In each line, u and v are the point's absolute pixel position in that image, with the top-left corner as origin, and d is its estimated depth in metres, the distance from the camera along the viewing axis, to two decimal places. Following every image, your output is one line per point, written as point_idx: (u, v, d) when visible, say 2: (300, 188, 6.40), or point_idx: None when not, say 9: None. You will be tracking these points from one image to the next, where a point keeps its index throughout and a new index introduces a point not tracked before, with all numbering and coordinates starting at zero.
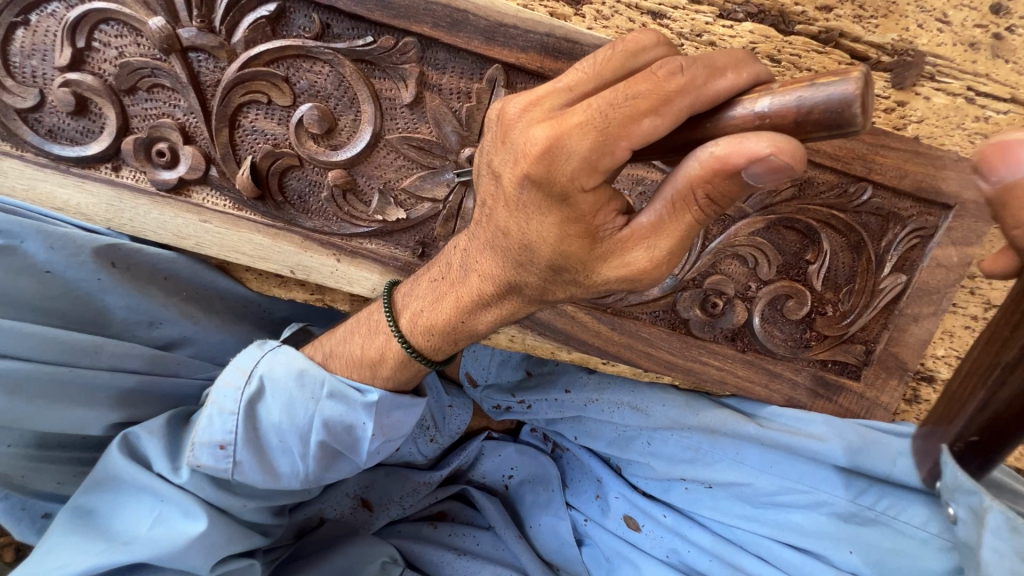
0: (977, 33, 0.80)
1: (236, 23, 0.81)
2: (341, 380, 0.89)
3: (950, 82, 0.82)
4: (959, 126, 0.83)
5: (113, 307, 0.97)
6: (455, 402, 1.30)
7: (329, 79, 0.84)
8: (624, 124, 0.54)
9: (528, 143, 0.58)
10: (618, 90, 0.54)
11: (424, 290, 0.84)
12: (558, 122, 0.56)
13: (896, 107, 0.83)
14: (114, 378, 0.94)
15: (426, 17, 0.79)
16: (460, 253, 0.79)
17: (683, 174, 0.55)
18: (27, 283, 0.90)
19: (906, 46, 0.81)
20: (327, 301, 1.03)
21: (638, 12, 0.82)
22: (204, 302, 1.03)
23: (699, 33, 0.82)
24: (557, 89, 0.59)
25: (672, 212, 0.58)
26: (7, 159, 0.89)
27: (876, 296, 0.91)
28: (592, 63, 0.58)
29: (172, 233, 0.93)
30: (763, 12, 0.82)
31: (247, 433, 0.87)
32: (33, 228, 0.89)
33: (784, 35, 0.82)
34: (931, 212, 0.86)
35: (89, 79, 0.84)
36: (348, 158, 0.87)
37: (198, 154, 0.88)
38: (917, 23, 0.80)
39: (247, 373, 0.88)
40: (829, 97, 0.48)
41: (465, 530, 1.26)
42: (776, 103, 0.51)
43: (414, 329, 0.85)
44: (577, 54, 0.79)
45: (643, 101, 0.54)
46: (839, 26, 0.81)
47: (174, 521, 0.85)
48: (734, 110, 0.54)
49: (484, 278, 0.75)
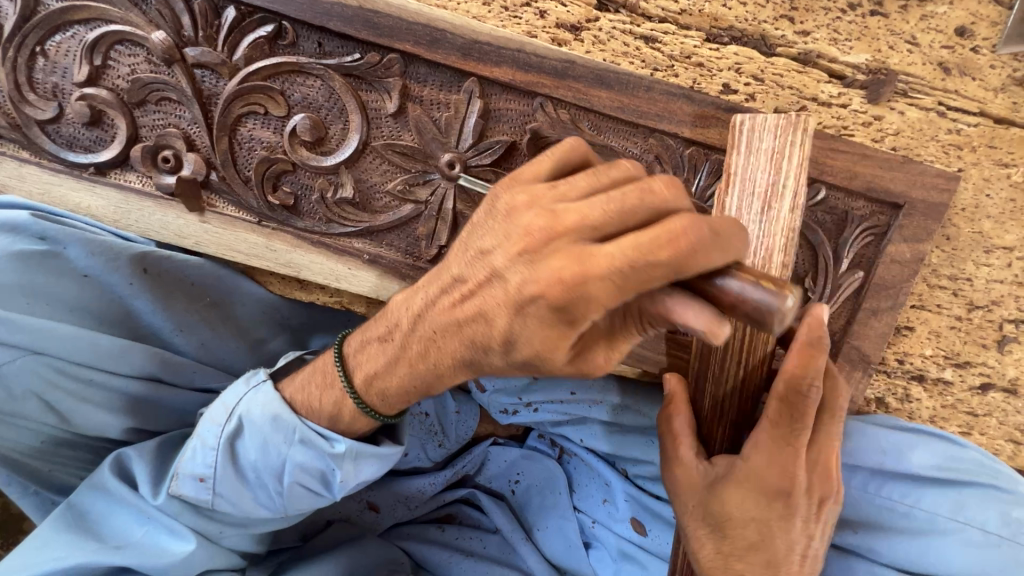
0: (944, 53, 0.91)
1: (237, 42, 0.87)
2: (313, 428, 0.87)
3: (924, 98, 0.92)
4: (934, 138, 0.93)
5: (140, 312, 1.01)
6: (462, 408, 1.33)
7: (321, 92, 0.89)
8: (637, 285, 0.56)
9: (541, 273, 0.59)
10: (641, 246, 0.55)
11: (374, 350, 0.82)
12: (585, 263, 0.57)
13: (874, 120, 0.93)
14: (124, 384, 0.96)
15: (408, 36, 0.85)
16: (410, 315, 0.76)
17: (637, 305, 0.62)
18: (64, 286, 0.95)
19: (880, 66, 0.91)
20: (345, 303, 1.06)
21: (633, 37, 0.91)
22: (225, 310, 1.07)
23: (688, 55, 0.91)
24: (585, 220, 0.58)
25: (622, 324, 0.66)
26: (28, 165, 0.94)
27: (837, 290, 0.96)
28: (620, 204, 0.58)
29: (174, 233, 0.97)
30: (746, 36, 0.91)
31: (225, 470, 0.88)
32: (78, 236, 0.97)
33: (767, 56, 0.92)
34: (883, 212, 0.93)
35: (104, 93, 0.89)
36: (335, 163, 0.92)
37: (200, 160, 0.92)
38: (889, 45, 0.91)
39: (229, 410, 0.89)
40: (758, 298, 0.52)
41: (472, 532, 1.27)
42: (735, 286, 0.55)
43: (368, 387, 0.84)
44: (546, 67, 0.86)
45: (655, 267, 0.55)
46: (816, 48, 0.91)
47: (160, 538, 0.88)
48: (714, 282, 0.56)
49: (443, 351, 0.73)
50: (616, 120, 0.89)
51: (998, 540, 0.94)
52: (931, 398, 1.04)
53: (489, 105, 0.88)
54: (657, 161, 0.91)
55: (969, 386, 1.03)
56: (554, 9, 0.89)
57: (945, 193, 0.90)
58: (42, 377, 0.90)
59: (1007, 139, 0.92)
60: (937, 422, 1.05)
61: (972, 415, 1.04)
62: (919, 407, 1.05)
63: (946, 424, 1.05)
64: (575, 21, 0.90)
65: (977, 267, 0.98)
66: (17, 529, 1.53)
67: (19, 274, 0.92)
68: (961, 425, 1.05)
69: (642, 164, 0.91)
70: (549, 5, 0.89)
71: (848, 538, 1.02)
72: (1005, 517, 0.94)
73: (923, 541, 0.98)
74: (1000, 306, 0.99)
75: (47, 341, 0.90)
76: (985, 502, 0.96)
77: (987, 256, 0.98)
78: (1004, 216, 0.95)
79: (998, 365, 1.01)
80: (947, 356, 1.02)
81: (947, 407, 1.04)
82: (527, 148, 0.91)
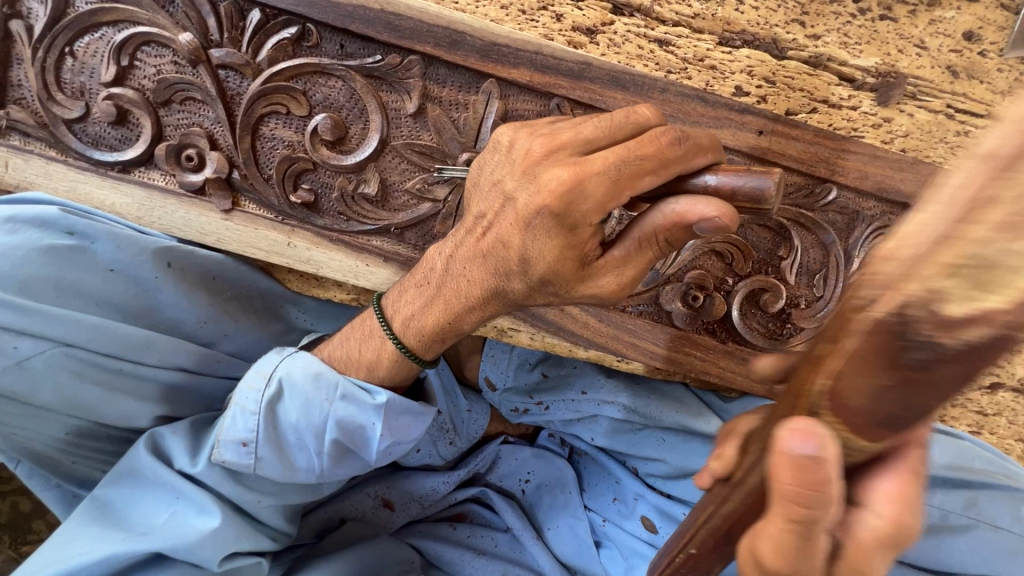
0: (951, 57, 0.93)
1: (261, 44, 0.89)
2: (354, 382, 0.91)
3: (932, 101, 0.94)
4: (942, 140, 0.95)
5: (164, 306, 1.01)
6: (473, 407, 1.34)
7: (342, 92, 0.91)
8: (630, 178, 0.66)
9: (544, 182, 0.69)
10: (629, 149, 0.66)
11: (412, 295, 0.89)
12: (579, 168, 0.67)
13: (884, 123, 0.95)
14: (162, 373, 0.99)
15: (428, 38, 0.87)
16: (443, 258, 0.85)
17: (649, 222, 0.68)
18: (90, 281, 0.95)
19: (889, 69, 0.93)
20: (362, 302, 1.07)
21: (647, 40, 0.92)
22: (245, 304, 1.09)
23: (701, 58, 0.93)
24: (578, 138, 0.70)
25: (639, 249, 0.71)
26: (54, 164, 0.96)
27: (848, 290, 0.97)
28: (608, 123, 0.70)
29: (196, 230, 0.98)
30: (757, 40, 0.93)
31: (268, 432, 0.88)
32: (105, 230, 0.96)
33: (778, 60, 0.94)
34: (892, 212, 0.94)
35: (130, 93, 0.91)
36: (355, 162, 0.93)
37: (223, 159, 0.94)
38: (898, 49, 0.93)
39: (268, 375, 0.90)
40: (752, 181, 0.63)
41: (483, 531, 1.27)
42: (719, 178, 0.66)
43: (406, 331, 0.89)
44: (562, 68, 0.88)
45: (646, 162, 0.66)
46: (826, 52, 0.93)
47: (189, 516, 0.89)
48: (701, 179, 0.67)
49: (472, 284, 0.81)
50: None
51: None
52: None
53: (507, 106, 0.90)
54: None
55: (979, 386, 1.04)
56: (570, 12, 0.91)
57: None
58: (69, 368, 0.91)
59: None
60: (947, 420, 1.06)
61: (982, 414, 1.05)
62: None
63: (957, 424, 1.06)
64: (590, 24, 0.91)
65: None
66: (27, 529, 1.54)
67: (46, 267, 0.91)
68: (971, 424, 1.05)
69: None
70: (566, 9, 0.91)
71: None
72: None
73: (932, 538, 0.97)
74: None
75: (77, 331, 0.91)
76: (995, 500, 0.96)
77: None
78: None
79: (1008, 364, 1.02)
80: None
81: (958, 406, 1.05)
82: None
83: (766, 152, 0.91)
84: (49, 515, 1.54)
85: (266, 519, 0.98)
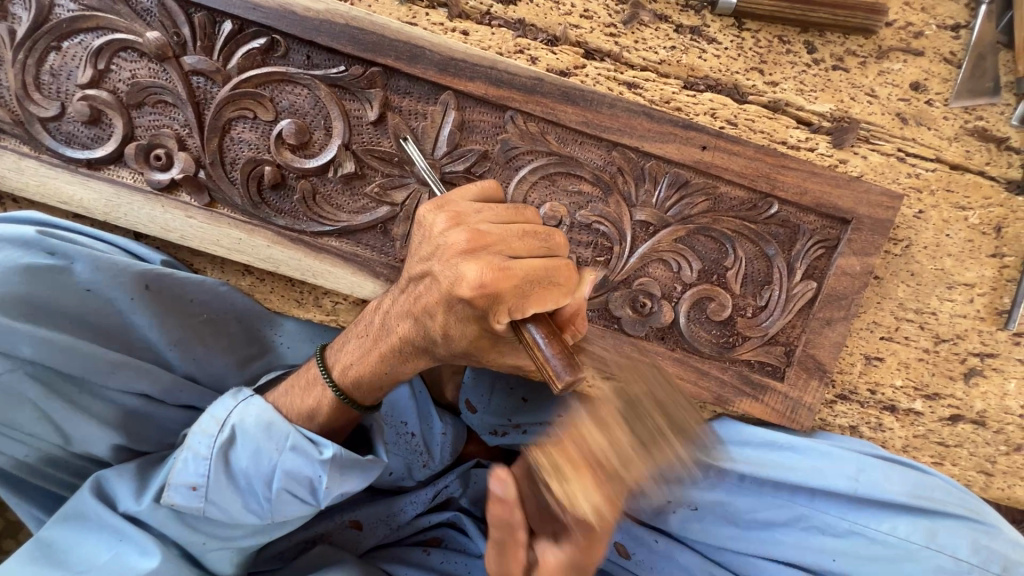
0: (901, 105, 1.00)
1: (231, 53, 0.95)
2: (303, 433, 0.93)
3: (884, 145, 1.01)
4: (895, 180, 1.01)
5: (137, 326, 1.04)
6: (448, 429, 1.29)
7: (308, 100, 0.96)
8: (498, 298, 0.75)
9: (463, 275, 0.75)
10: (531, 278, 0.76)
11: (353, 346, 0.96)
12: (483, 265, 0.75)
13: (839, 163, 1.01)
14: (121, 398, 1.01)
15: (390, 51, 0.93)
16: (381, 314, 0.92)
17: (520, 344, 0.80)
18: (67, 298, 0.98)
19: (844, 115, 1.00)
20: (341, 323, 1.14)
21: (616, 82, 0.99)
22: (221, 325, 1.11)
23: (668, 100, 0.99)
24: (498, 244, 0.77)
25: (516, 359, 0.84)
26: (25, 159, 0.99)
27: (791, 300, 1.01)
28: (507, 227, 0.78)
29: (159, 225, 1.01)
30: (720, 85, 1.00)
31: (219, 477, 0.91)
32: (84, 253, 0.99)
33: (740, 104, 1.00)
34: (832, 226, 0.99)
35: (105, 95, 0.96)
36: (317, 165, 0.98)
37: (190, 159, 0.99)
38: (850, 96, 1.00)
39: (220, 422, 0.93)
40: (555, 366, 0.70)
41: (457, 557, 1.26)
42: (544, 345, 0.73)
43: (344, 378, 0.96)
44: (517, 82, 0.94)
45: (505, 286, 0.75)
46: (784, 98, 1.00)
47: (127, 558, 0.90)
48: (536, 336, 0.74)
49: (404, 339, 0.88)
50: (582, 134, 0.97)
51: (967, 566, 0.95)
52: (904, 428, 1.08)
53: (465, 121, 0.96)
54: (620, 171, 0.98)
55: (940, 417, 1.07)
56: (545, 56, 0.98)
57: (889, 210, 0.97)
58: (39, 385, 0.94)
59: (962, 184, 1.01)
60: (910, 451, 1.09)
61: (944, 445, 1.08)
62: (892, 436, 1.09)
63: (920, 455, 1.09)
64: (563, 66, 0.98)
65: (941, 301, 1.04)
66: None
67: (20, 285, 0.93)
68: (933, 455, 1.08)
69: (605, 174, 0.98)
70: (540, 53, 0.98)
71: (825, 563, 1.02)
72: (975, 545, 0.96)
73: (895, 566, 0.98)
74: (964, 339, 1.05)
75: (48, 352, 0.94)
76: (956, 531, 0.97)
77: (950, 292, 1.04)
78: (964, 255, 1.03)
79: (966, 398, 1.06)
80: (917, 389, 1.07)
81: (921, 436, 1.08)
82: (498, 157, 0.98)
83: (709, 166, 0.97)
84: (19, 534, 1.52)
85: (218, 557, 0.98)
